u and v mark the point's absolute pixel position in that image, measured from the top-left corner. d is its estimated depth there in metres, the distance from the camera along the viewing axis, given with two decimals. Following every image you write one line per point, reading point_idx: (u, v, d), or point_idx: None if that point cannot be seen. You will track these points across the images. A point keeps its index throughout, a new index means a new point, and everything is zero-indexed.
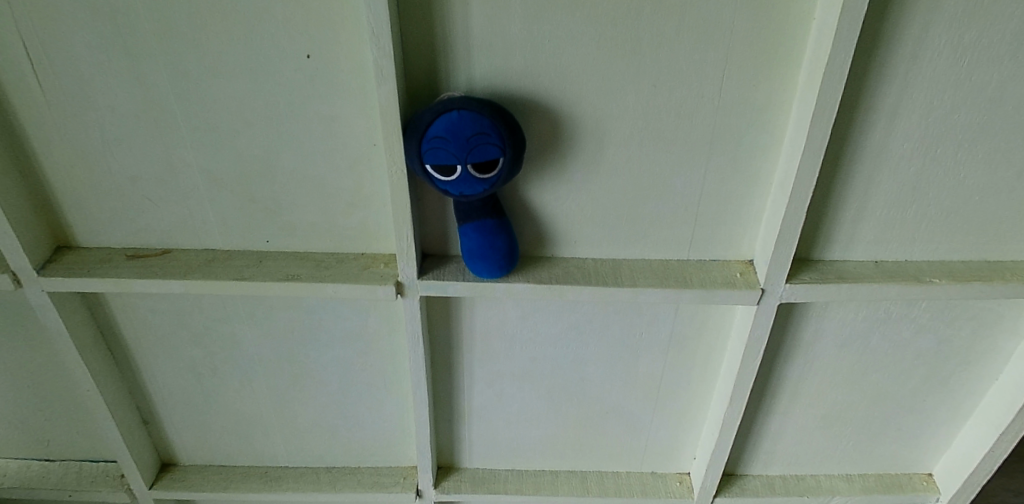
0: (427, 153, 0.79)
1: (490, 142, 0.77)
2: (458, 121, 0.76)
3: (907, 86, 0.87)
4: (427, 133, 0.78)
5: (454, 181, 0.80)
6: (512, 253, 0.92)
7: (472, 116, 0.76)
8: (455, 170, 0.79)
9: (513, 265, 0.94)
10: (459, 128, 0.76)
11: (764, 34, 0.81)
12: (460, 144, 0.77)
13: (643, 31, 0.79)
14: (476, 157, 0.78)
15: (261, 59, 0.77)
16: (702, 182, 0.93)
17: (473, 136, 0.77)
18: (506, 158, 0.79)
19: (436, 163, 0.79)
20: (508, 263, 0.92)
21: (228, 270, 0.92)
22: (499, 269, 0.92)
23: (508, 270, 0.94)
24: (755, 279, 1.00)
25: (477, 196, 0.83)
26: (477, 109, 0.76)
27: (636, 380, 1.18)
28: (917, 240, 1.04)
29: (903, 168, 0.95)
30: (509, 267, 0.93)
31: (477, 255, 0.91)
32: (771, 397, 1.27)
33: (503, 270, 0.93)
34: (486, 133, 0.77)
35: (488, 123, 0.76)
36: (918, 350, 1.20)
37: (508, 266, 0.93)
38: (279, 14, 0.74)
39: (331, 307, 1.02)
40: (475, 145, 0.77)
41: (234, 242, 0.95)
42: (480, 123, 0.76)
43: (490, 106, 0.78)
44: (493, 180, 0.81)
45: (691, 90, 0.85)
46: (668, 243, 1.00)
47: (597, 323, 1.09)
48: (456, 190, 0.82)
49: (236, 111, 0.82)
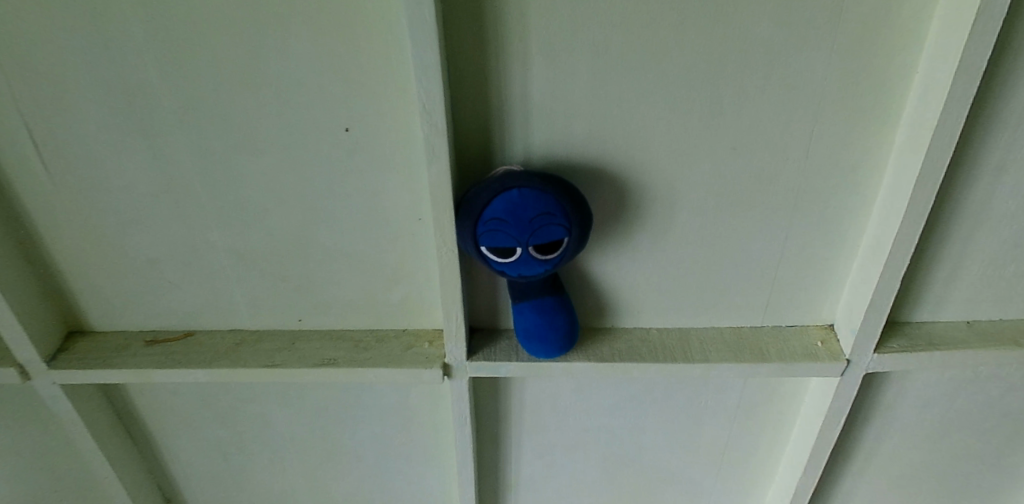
0: (484, 235, 0.70)
1: (554, 222, 0.68)
2: (520, 202, 0.67)
3: (1017, 140, 0.77)
4: (483, 214, 0.68)
5: (512, 263, 0.71)
6: (572, 331, 0.83)
7: (535, 195, 0.67)
8: (515, 251, 0.70)
9: (573, 343, 0.85)
10: (521, 208, 0.67)
11: (859, 89, 0.71)
12: (521, 226, 0.68)
13: (722, 90, 0.70)
14: (539, 238, 0.69)
15: (293, 134, 0.69)
16: (782, 246, 0.84)
17: (536, 217, 0.68)
18: (571, 237, 0.70)
19: (494, 245, 0.70)
20: (569, 343, 0.83)
21: (257, 356, 0.83)
22: (560, 349, 0.83)
23: (568, 349, 0.85)
24: (839, 349, 0.91)
25: (537, 276, 0.74)
26: (539, 187, 0.67)
27: (698, 447, 1.08)
28: (1016, 299, 0.94)
29: (1006, 225, 0.85)
30: (569, 347, 0.84)
31: (537, 337, 0.81)
32: (844, 459, 1.17)
33: (562, 350, 0.83)
34: (551, 213, 0.68)
35: (552, 202, 0.67)
36: (1007, 408, 1.09)
37: (568, 347, 0.84)
38: (315, 86, 0.65)
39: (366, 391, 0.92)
40: (539, 226, 0.68)
41: (261, 322, 0.86)
42: (543, 203, 0.67)
43: (555, 181, 0.69)
44: (556, 260, 0.71)
45: (772, 151, 0.76)
46: (740, 309, 0.91)
47: (659, 393, 0.99)
48: (514, 271, 0.73)
49: (264, 189, 0.73)
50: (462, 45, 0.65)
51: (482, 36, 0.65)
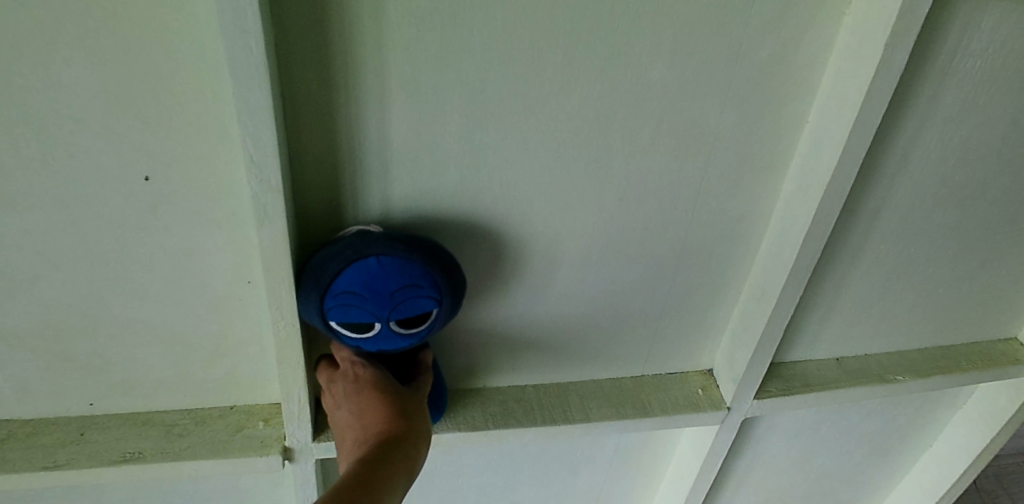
0: (334, 310, 0.57)
1: (420, 294, 0.57)
2: (378, 273, 0.55)
3: (892, 189, 0.77)
4: (333, 286, 0.56)
5: (370, 339, 0.59)
6: (440, 396, 0.72)
7: (397, 264, 0.55)
8: (372, 327, 0.57)
9: (444, 407, 0.74)
10: (379, 280, 0.55)
11: (750, 138, 0.66)
12: (381, 301, 0.56)
13: (612, 135, 0.62)
14: (403, 312, 0.57)
15: (65, 181, 0.51)
16: (665, 295, 0.79)
17: (398, 290, 0.56)
18: (441, 307, 0.59)
19: (347, 321, 0.57)
20: (437, 409, 0.73)
21: (32, 455, 0.64)
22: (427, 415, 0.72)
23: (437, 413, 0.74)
24: (718, 396, 0.87)
25: (403, 349, 0.62)
26: (402, 255, 0.55)
27: (573, 496, 1.02)
28: (878, 335, 0.96)
29: (875, 269, 0.86)
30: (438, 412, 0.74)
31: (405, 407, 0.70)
32: (717, 490, 1.16)
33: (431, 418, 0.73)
34: (416, 283, 0.56)
35: (418, 273, 0.56)
36: (863, 431, 1.14)
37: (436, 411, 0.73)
38: (93, 122, 0.49)
39: (175, 490, 0.74)
40: (403, 300, 0.56)
41: (38, 410, 0.66)
42: (406, 273, 0.55)
43: (421, 244, 0.57)
44: (424, 332, 0.60)
45: (662, 200, 0.69)
46: (621, 359, 0.86)
47: (535, 450, 0.92)
48: (372, 346, 0.60)
49: (30, 250, 0.55)
50: (299, 76, 0.52)
51: (325, 66, 0.52)
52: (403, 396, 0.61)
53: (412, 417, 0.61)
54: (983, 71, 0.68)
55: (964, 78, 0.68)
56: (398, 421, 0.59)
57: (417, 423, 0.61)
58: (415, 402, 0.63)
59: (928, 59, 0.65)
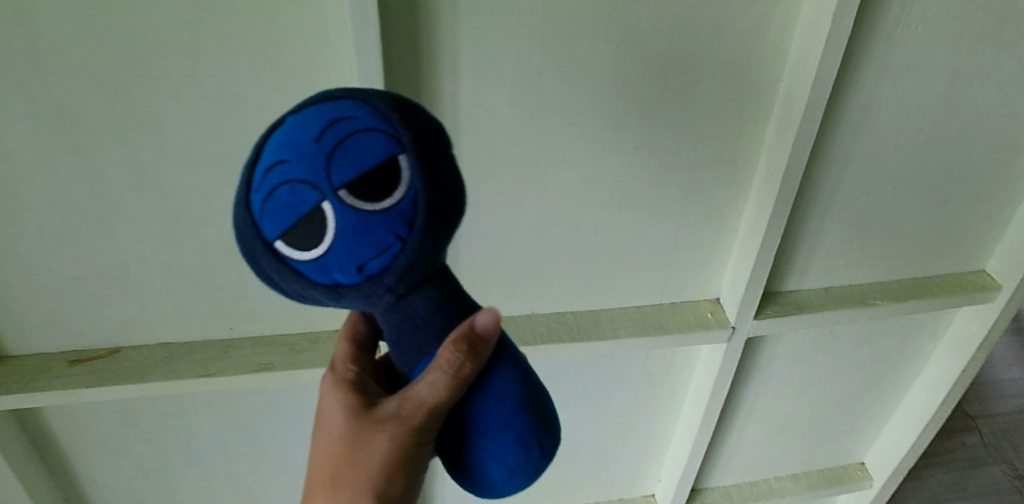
0: (262, 218, 0.34)
1: (362, 128, 0.34)
2: (293, 125, 0.34)
3: (857, 135, 0.94)
4: (251, 181, 0.35)
5: (334, 250, 0.33)
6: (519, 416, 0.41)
7: (314, 106, 0.35)
8: (324, 217, 0.33)
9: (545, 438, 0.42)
10: (298, 129, 0.34)
11: (736, 95, 0.83)
12: (309, 154, 0.33)
13: (627, 96, 0.80)
14: (349, 165, 0.33)
15: (230, 143, 0.71)
16: (675, 232, 0.97)
17: (326, 130, 0.33)
18: (409, 149, 0.34)
19: (288, 226, 0.33)
20: (523, 441, 0.41)
21: (191, 367, 0.83)
22: (496, 458, 0.41)
23: (534, 450, 0.41)
24: (725, 318, 1.05)
25: (399, 270, 0.35)
26: (324, 95, 0.36)
27: (607, 417, 1.21)
28: (861, 267, 1.13)
29: (851, 205, 1.03)
30: (532, 451, 0.41)
31: (461, 428, 0.42)
32: (730, 416, 1.34)
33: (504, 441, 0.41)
34: (348, 115, 0.34)
35: (351, 109, 0.35)
36: (857, 360, 1.31)
37: (525, 453, 0.41)
38: (254, 97, 0.68)
39: (292, 400, 0.94)
40: (339, 139, 0.33)
41: (192, 334, 0.86)
42: (329, 111, 0.34)
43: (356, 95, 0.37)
44: (405, 204, 0.34)
45: (669, 149, 0.87)
46: (642, 290, 1.03)
47: (573, 372, 1.10)
48: (347, 271, 0.34)
49: (200, 199, 0.74)
50: (395, 57, 0.71)
51: (414, 48, 0.71)
52: (350, 445, 0.45)
53: (354, 487, 0.45)
54: (921, 33, 0.85)
55: (906, 39, 0.85)
56: (335, 487, 0.45)
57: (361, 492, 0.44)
58: (369, 454, 0.44)
59: (874, 25, 0.83)
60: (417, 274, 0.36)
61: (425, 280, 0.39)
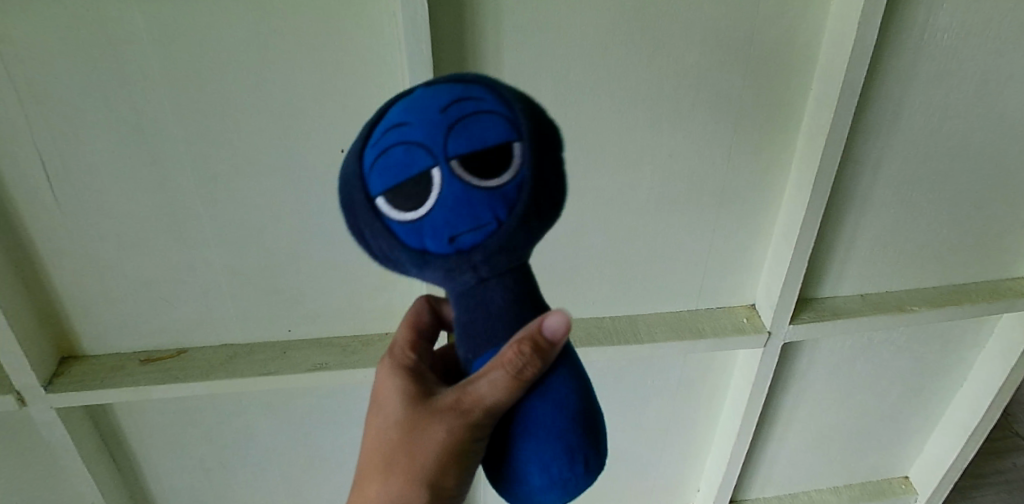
0: (373, 173, 0.35)
1: (487, 110, 0.35)
2: (423, 95, 0.36)
3: (888, 141, 0.96)
4: (370, 137, 0.36)
5: (433, 215, 0.34)
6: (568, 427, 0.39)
7: (446, 83, 0.36)
8: (431, 182, 0.33)
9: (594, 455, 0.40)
10: (428, 98, 0.35)
11: (767, 104, 0.87)
12: (431, 122, 0.34)
13: (660, 106, 0.84)
14: (466, 139, 0.33)
15: (292, 155, 0.77)
16: (710, 238, 1.00)
17: (453, 104, 0.34)
18: (525, 139, 0.35)
19: (395, 184, 0.34)
20: (569, 454, 0.38)
21: (253, 365, 0.90)
22: (541, 469, 0.39)
23: (580, 466, 0.39)
24: (761, 322, 1.07)
25: (489, 251, 0.35)
26: (457, 78, 0.37)
27: (646, 424, 1.23)
28: (897, 273, 1.14)
29: (885, 212, 1.04)
30: (578, 467, 0.39)
31: (511, 430, 0.40)
32: (769, 425, 1.34)
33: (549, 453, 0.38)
34: (477, 96, 0.35)
35: (480, 91, 0.36)
36: (896, 369, 1.30)
37: (571, 468, 0.39)
38: (314, 112, 0.74)
39: (344, 398, 1.00)
40: (462, 113, 0.34)
41: (254, 335, 0.93)
42: (460, 89, 0.36)
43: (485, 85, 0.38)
44: (510, 188, 0.34)
45: (702, 158, 0.90)
46: (678, 296, 1.06)
47: (611, 377, 1.13)
48: (439, 239, 0.34)
49: (264, 207, 0.81)
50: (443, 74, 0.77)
51: (461, 65, 0.77)
52: (404, 435, 0.43)
53: (404, 475, 0.44)
54: (948, 41, 0.87)
55: (932, 47, 0.88)
56: (387, 475, 0.44)
57: (411, 481, 0.43)
58: (421, 444, 0.43)
59: (900, 34, 0.85)
60: (506, 261, 0.37)
61: (508, 270, 0.38)
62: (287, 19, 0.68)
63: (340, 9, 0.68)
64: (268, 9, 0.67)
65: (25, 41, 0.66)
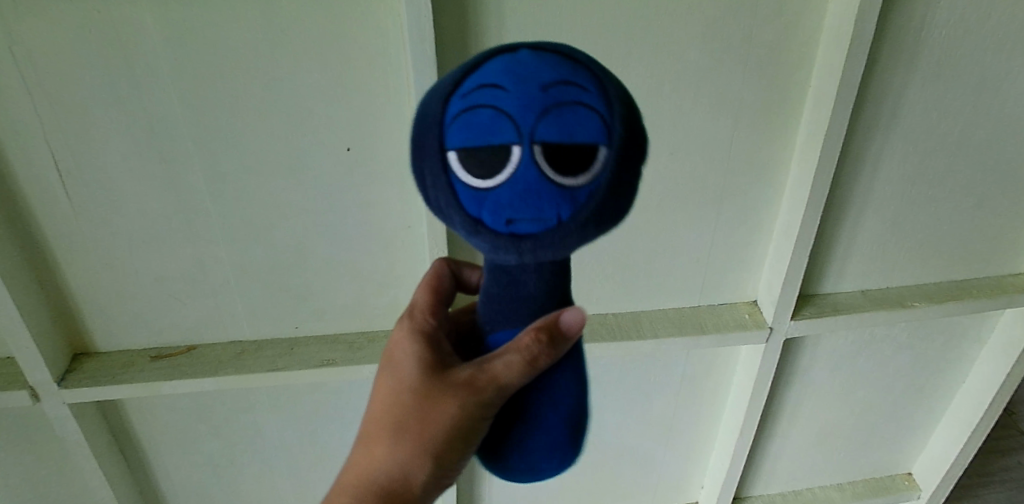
0: (454, 126, 0.35)
1: (585, 104, 0.34)
2: (528, 59, 0.35)
3: (887, 138, 0.97)
4: (461, 87, 0.36)
5: (500, 191, 0.35)
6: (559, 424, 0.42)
7: (556, 56, 0.36)
8: (509, 158, 0.34)
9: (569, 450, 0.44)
10: (532, 68, 0.35)
11: (766, 102, 0.88)
12: (527, 99, 0.34)
13: (661, 104, 0.85)
14: (556, 130, 0.34)
15: (300, 154, 0.79)
16: (712, 235, 1.01)
17: (555, 87, 0.34)
18: (611, 147, 0.35)
19: (472, 147, 0.34)
20: (552, 449, 0.43)
21: (261, 362, 0.91)
22: (526, 456, 0.43)
23: (556, 459, 0.43)
24: (762, 318, 1.08)
25: (541, 243, 0.36)
26: (568, 52, 0.36)
27: (650, 420, 1.24)
28: (898, 270, 1.15)
29: (885, 208, 1.05)
30: (556, 461, 0.43)
31: (509, 416, 0.43)
32: (772, 421, 1.35)
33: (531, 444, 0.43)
34: (580, 84, 0.35)
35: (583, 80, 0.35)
36: (899, 365, 1.31)
37: (551, 460, 0.43)
38: (321, 112, 0.76)
39: (351, 394, 1.01)
40: (560, 102, 0.34)
41: (263, 332, 0.94)
42: (566, 70, 0.35)
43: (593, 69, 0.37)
44: (580, 192, 0.35)
45: (703, 155, 0.91)
46: (681, 293, 1.07)
47: (614, 373, 1.14)
48: (497, 215, 0.35)
49: (272, 205, 0.82)
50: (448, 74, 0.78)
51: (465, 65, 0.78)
52: (415, 402, 0.43)
53: (410, 442, 0.44)
54: (945, 38, 0.89)
55: (930, 44, 0.89)
56: (392, 437, 0.45)
57: (417, 448, 0.44)
58: (431, 416, 0.43)
59: (897, 31, 0.87)
60: (551, 255, 0.38)
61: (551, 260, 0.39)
62: (295, 20, 0.69)
63: (346, 8, 0.70)
64: (277, 9, 0.68)
65: (39, 42, 0.67)
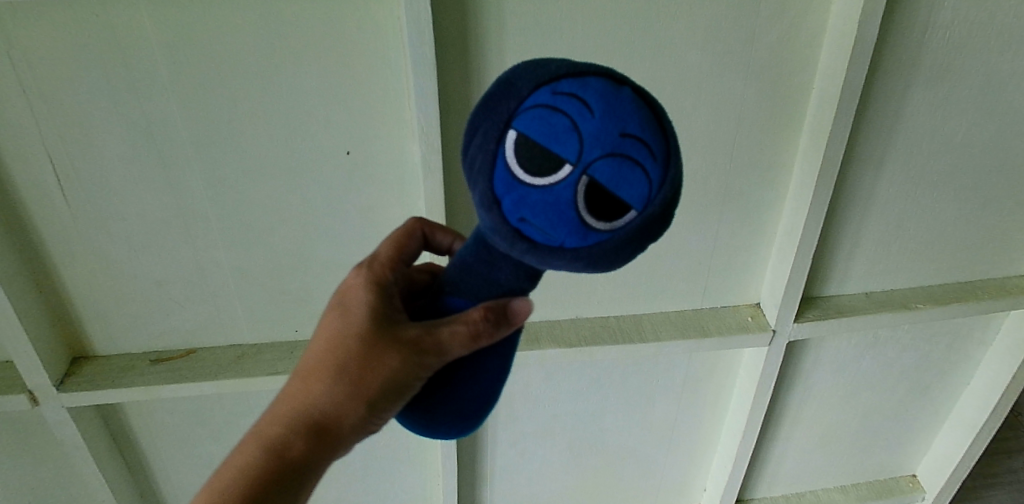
0: (528, 113, 0.36)
1: (645, 169, 0.35)
2: (624, 98, 0.35)
3: (891, 140, 0.96)
4: (558, 82, 0.36)
5: (531, 191, 0.35)
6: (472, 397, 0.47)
7: (650, 112, 0.36)
8: (555, 171, 0.35)
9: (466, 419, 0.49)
10: (623, 107, 0.35)
11: (769, 104, 0.87)
12: (602, 133, 0.34)
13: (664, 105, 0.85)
14: (607, 173, 0.34)
15: (299, 157, 0.78)
16: (714, 237, 1.00)
17: (631, 138, 0.35)
18: (641, 215, 0.36)
19: (532, 141, 0.35)
20: (456, 417, 0.47)
21: (261, 365, 0.91)
22: (433, 419, 0.47)
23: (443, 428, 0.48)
24: (765, 321, 1.07)
25: (535, 252, 0.37)
26: (661, 113, 0.37)
27: (652, 423, 1.23)
28: (902, 272, 1.14)
29: (889, 210, 1.04)
30: (454, 427, 0.48)
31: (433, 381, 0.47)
32: (775, 424, 1.35)
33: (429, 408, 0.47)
34: (653, 147, 0.35)
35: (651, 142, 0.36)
36: (903, 367, 1.30)
37: (451, 426, 0.48)
38: (320, 115, 0.75)
39: None
40: (627, 153, 0.34)
41: (263, 335, 0.94)
42: (650, 131, 0.35)
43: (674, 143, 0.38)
44: (594, 235, 0.36)
45: (704, 157, 0.91)
46: (683, 295, 1.07)
47: (616, 375, 1.13)
48: (515, 208, 0.36)
49: (271, 209, 0.82)
50: (447, 77, 0.78)
51: (465, 68, 0.77)
52: (360, 348, 0.45)
53: (346, 386, 0.45)
54: (950, 38, 0.88)
55: (934, 45, 0.88)
56: (325, 379, 0.45)
57: (352, 394, 0.45)
58: (373, 364, 0.44)
59: (901, 32, 0.86)
60: (536, 263, 0.39)
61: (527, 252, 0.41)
62: (293, 23, 0.69)
63: (345, 12, 0.69)
64: (275, 12, 0.68)
65: (36, 47, 0.67)
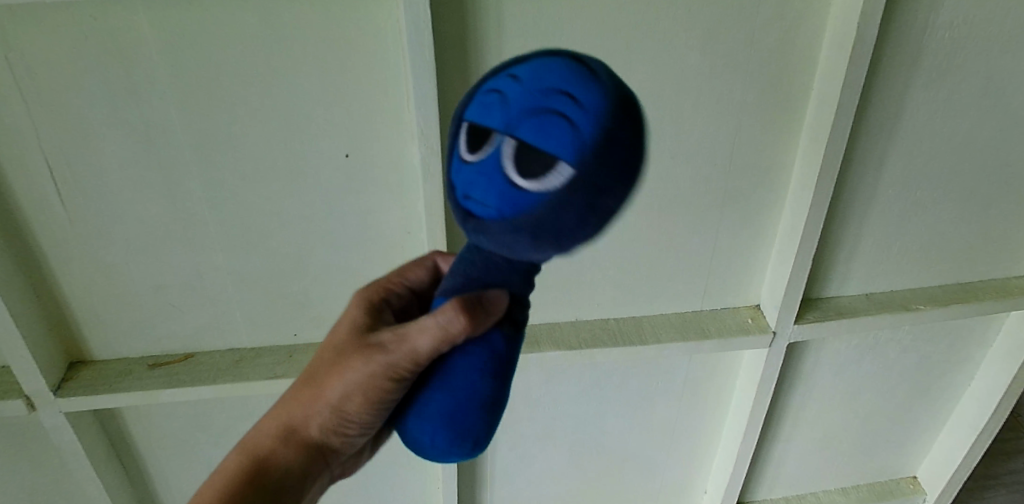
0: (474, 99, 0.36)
1: (571, 118, 0.32)
2: (554, 62, 0.34)
3: (891, 141, 0.96)
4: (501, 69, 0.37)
5: (469, 166, 0.35)
6: (470, 407, 0.42)
7: (583, 70, 0.34)
8: (486, 143, 0.35)
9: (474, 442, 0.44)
10: (549, 69, 0.34)
11: (770, 105, 0.87)
12: (524, 94, 0.34)
13: (663, 107, 0.85)
14: (528, 130, 0.33)
15: (298, 160, 0.78)
16: (715, 239, 1.00)
17: (552, 93, 0.33)
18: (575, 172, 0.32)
19: (472, 120, 0.36)
20: (449, 430, 0.42)
21: (260, 369, 0.90)
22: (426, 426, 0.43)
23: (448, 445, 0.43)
24: (766, 323, 1.07)
25: (484, 230, 0.36)
26: (601, 74, 0.35)
27: (652, 426, 1.23)
28: (902, 273, 1.14)
29: (889, 211, 1.04)
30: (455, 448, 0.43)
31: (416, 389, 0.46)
32: (776, 426, 1.34)
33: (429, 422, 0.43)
34: (582, 99, 0.33)
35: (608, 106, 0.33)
36: (903, 368, 1.30)
37: (447, 445, 0.43)
38: (319, 118, 0.75)
39: None
40: (547, 106, 0.33)
41: (262, 339, 0.94)
42: (580, 85, 0.33)
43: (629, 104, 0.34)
44: (528, 199, 0.33)
45: (705, 159, 0.91)
46: (683, 297, 1.06)
47: (617, 378, 1.13)
48: (462, 187, 0.36)
49: (270, 212, 0.82)
50: (447, 80, 0.77)
51: (465, 70, 0.77)
52: (334, 355, 0.51)
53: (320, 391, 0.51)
54: (950, 39, 0.88)
55: (934, 46, 0.88)
56: (307, 384, 0.52)
57: (325, 397, 0.50)
58: (341, 370, 0.49)
59: (901, 33, 0.86)
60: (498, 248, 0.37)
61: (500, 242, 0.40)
62: (291, 26, 0.68)
63: (344, 14, 0.69)
64: (273, 15, 0.67)
65: (33, 49, 0.66)
